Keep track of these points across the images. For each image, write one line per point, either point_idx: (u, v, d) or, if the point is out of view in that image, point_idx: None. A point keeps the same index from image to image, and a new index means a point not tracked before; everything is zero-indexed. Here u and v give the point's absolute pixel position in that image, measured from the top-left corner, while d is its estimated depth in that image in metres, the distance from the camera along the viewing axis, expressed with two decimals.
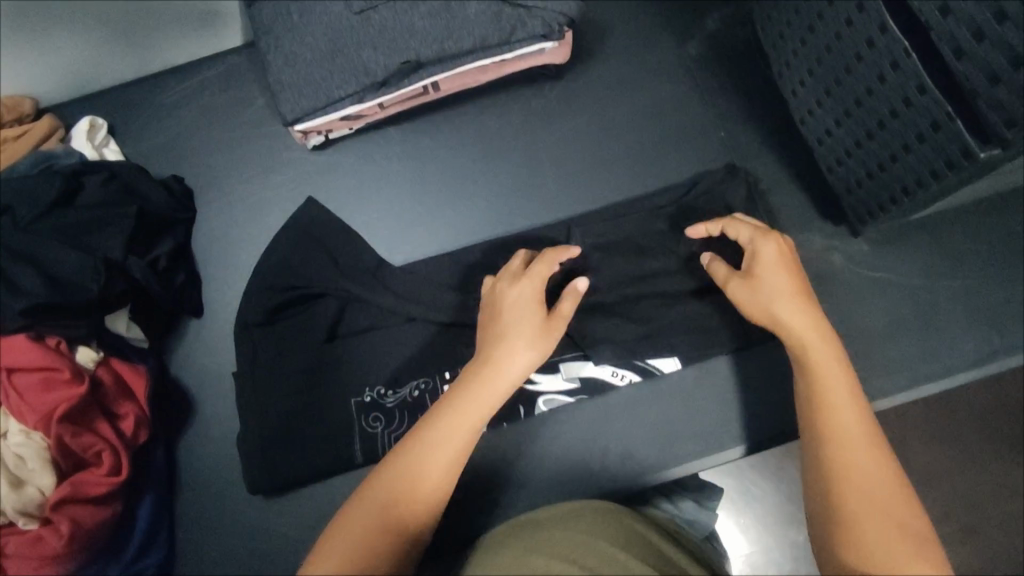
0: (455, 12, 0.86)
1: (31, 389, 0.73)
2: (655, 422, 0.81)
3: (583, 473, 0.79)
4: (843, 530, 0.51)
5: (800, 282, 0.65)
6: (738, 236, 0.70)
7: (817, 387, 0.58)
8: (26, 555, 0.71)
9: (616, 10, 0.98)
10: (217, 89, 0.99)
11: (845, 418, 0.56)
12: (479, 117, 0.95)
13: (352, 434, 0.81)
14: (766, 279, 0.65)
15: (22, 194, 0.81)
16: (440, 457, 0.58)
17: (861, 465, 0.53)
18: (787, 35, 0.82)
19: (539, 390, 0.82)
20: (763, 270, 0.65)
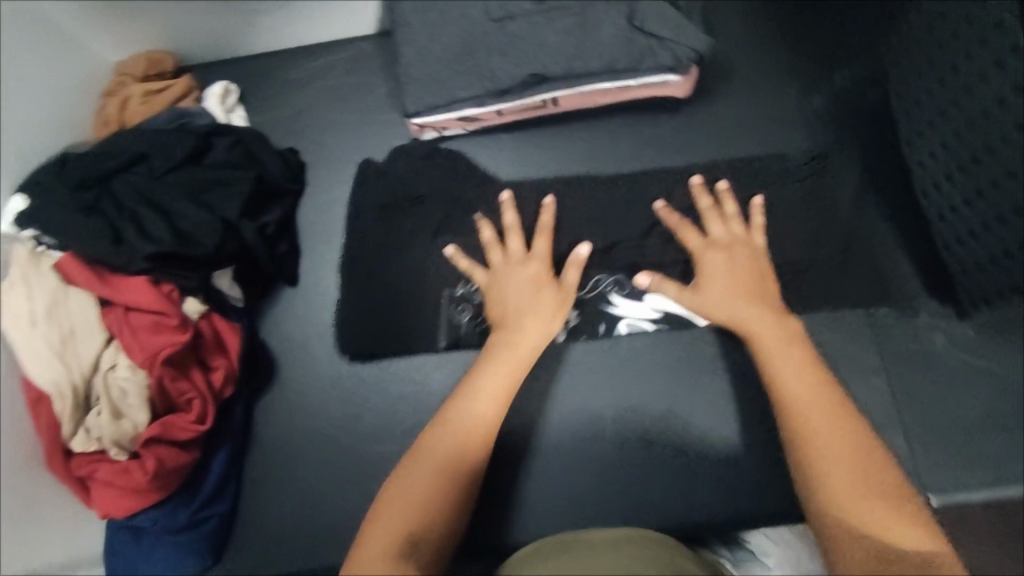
0: (587, 33, 0.87)
1: (142, 330, 0.77)
2: (673, 395, 0.87)
3: (601, 428, 0.87)
4: (812, 476, 0.61)
5: (730, 263, 0.80)
6: (697, 238, 0.83)
7: (777, 378, 0.68)
8: (115, 482, 0.77)
9: (744, 50, 0.97)
10: (344, 72, 1.03)
11: (801, 391, 0.66)
12: (591, 138, 0.97)
13: (440, 321, 0.90)
14: (706, 266, 0.80)
15: (157, 145, 0.86)
16: (488, 403, 0.70)
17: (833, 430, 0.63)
18: (914, 113, 0.86)
19: (619, 314, 0.88)
20: (702, 263, 0.81)
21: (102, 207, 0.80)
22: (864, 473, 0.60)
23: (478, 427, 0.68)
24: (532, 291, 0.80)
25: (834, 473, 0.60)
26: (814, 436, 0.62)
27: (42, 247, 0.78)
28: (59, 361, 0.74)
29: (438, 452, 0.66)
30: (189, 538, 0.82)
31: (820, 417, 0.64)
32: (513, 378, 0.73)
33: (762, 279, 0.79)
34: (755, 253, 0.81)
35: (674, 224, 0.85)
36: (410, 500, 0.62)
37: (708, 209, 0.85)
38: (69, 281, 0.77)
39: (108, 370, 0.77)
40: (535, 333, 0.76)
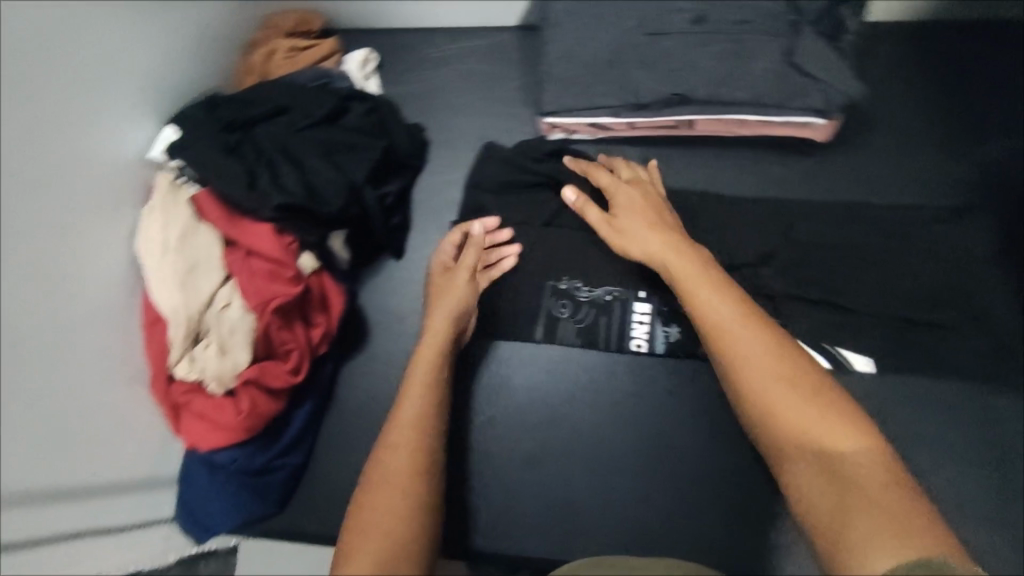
0: (741, 63, 0.86)
1: (259, 275, 0.80)
2: (624, 383, 0.88)
3: (631, 406, 0.87)
4: (760, 411, 0.59)
5: (649, 216, 0.80)
6: (602, 180, 0.86)
7: (721, 333, 0.64)
8: (209, 415, 0.79)
9: (891, 107, 0.95)
10: (481, 59, 1.04)
11: (747, 341, 0.63)
12: (717, 166, 0.95)
13: (539, 314, 0.90)
14: (621, 216, 0.81)
15: (299, 99, 0.88)
16: (414, 403, 0.72)
17: (754, 370, 0.61)
18: None
19: None
20: (619, 210, 0.81)
21: (242, 151, 0.82)
22: (815, 402, 0.58)
23: (414, 434, 0.70)
24: (444, 279, 0.84)
25: (789, 411, 0.58)
26: (758, 383, 0.60)
27: (181, 179, 0.82)
28: (181, 291, 0.76)
29: (396, 476, 0.66)
30: (260, 482, 0.85)
31: (754, 362, 0.61)
32: (436, 369, 0.76)
33: (666, 224, 0.79)
34: (641, 210, 0.81)
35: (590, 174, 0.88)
36: (378, 525, 0.61)
37: (594, 168, 0.88)
38: (201, 216, 0.81)
39: (223, 308, 0.79)
40: (437, 317, 0.81)
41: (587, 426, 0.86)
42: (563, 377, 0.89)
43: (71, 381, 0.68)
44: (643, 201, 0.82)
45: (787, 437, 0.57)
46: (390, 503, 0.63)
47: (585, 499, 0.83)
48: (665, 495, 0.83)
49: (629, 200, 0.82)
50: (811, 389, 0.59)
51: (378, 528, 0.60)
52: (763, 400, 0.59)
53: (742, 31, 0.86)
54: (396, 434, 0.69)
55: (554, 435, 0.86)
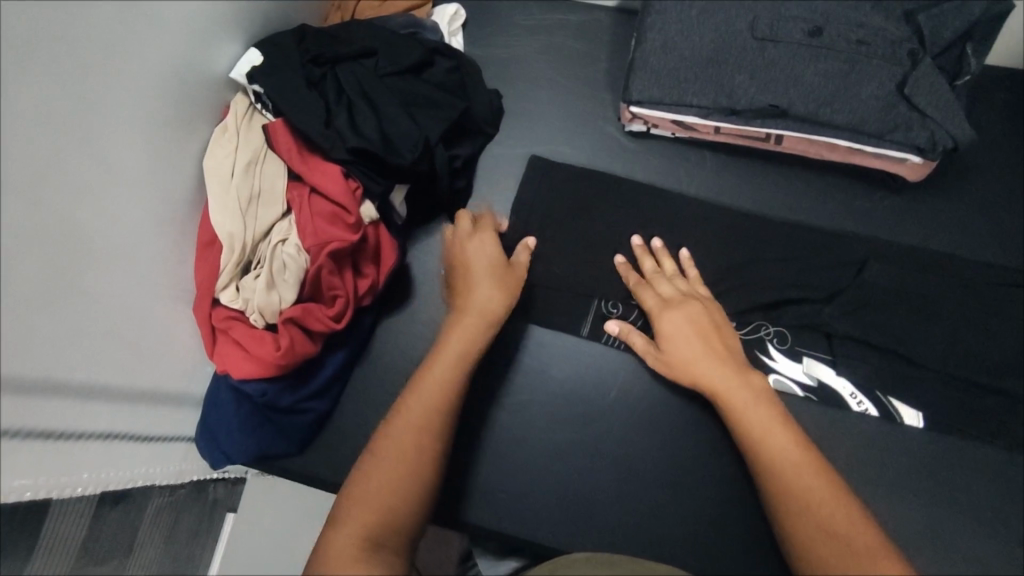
0: (848, 85, 0.81)
1: (319, 215, 0.78)
2: (626, 395, 0.85)
3: (672, 416, 0.83)
4: (804, 551, 0.63)
5: (699, 325, 0.78)
6: (650, 279, 0.83)
7: (747, 430, 0.71)
8: (246, 345, 0.79)
9: (992, 159, 0.90)
10: (572, 35, 1.01)
11: (777, 444, 0.69)
12: (798, 189, 0.91)
13: (587, 309, 0.87)
14: (664, 326, 0.79)
15: (388, 46, 0.86)
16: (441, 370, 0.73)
17: (792, 477, 0.67)
18: None
19: (772, 367, 0.82)
20: (662, 318, 0.79)
21: (324, 88, 0.81)
22: (836, 506, 0.65)
23: (430, 393, 0.71)
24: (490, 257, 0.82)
25: (822, 519, 0.64)
26: (787, 488, 0.66)
27: (257, 105, 0.81)
28: (241, 217, 0.75)
29: (401, 443, 0.67)
30: (285, 421, 0.84)
31: (783, 464, 0.68)
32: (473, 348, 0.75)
33: (718, 334, 0.78)
34: (702, 321, 0.79)
35: (633, 283, 0.84)
36: (376, 491, 0.64)
37: (652, 272, 0.84)
38: (271, 145, 0.79)
39: (278, 242, 0.78)
40: (480, 296, 0.79)
41: (619, 430, 0.83)
42: (605, 375, 0.86)
43: (119, 288, 0.66)
44: (701, 309, 0.80)
45: (808, 545, 0.63)
46: (390, 474, 0.65)
47: (602, 501, 0.81)
48: (684, 511, 0.80)
49: (677, 309, 0.80)
50: (835, 498, 0.65)
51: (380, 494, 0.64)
52: (786, 504, 0.66)
53: (857, 52, 0.82)
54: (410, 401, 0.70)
55: (584, 432, 0.83)
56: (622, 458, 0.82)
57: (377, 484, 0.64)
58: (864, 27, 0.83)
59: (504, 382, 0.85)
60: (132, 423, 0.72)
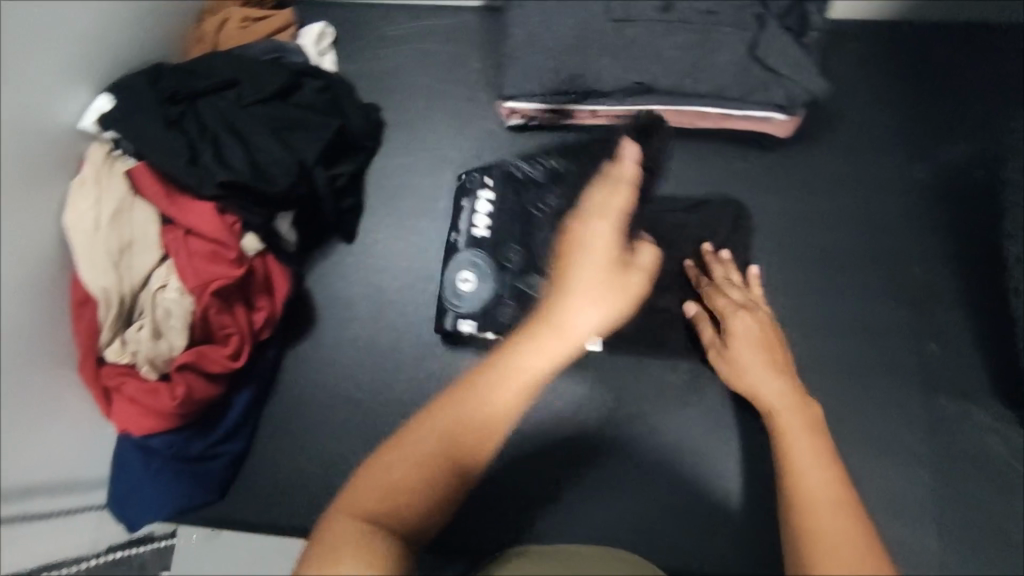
0: (704, 54, 0.84)
1: (198, 255, 0.76)
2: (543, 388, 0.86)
3: (582, 398, 0.87)
4: None
5: (772, 355, 0.74)
6: (726, 298, 0.81)
7: (787, 447, 0.60)
8: (141, 400, 0.76)
9: (855, 101, 0.92)
10: (443, 39, 1.01)
11: (811, 477, 0.55)
12: (679, 160, 0.93)
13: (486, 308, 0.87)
14: (740, 350, 0.76)
15: (250, 73, 0.84)
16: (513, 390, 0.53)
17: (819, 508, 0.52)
18: None
19: None
20: (739, 341, 0.76)
21: (185, 124, 0.78)
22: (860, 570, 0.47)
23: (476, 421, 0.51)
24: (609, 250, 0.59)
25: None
26: (808, 531, 0.51)
27: (117, 151, 0.78)
28: (114, 269, 0.73)
29: (431, 444, 0.50)
30: (199, 469, 0.82)
31: (815, 493, 0.54)
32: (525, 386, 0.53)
33: (783, 354, 0.76)
34: (771, 346, 0.75)
35: (705, 289, 0.84)
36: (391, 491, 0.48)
37: (722, 278, 0.84)
38: (137, 191, 0.77)
39: (158, 289, 0.76)
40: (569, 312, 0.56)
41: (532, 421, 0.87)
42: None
43: None
44: (768, 332, 0.77)
45: None
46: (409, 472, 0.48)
47: None
48: (605, 486, 0.84)
49: (752, 341, 0.76)
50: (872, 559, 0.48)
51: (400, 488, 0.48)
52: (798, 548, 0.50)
53: (708, 22, 0.84)
54: (438, 413, 0.51)
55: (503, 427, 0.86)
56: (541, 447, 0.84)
57: (392, 483, 0.48)
58: None
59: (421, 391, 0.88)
60: (29, 501, 0.68)
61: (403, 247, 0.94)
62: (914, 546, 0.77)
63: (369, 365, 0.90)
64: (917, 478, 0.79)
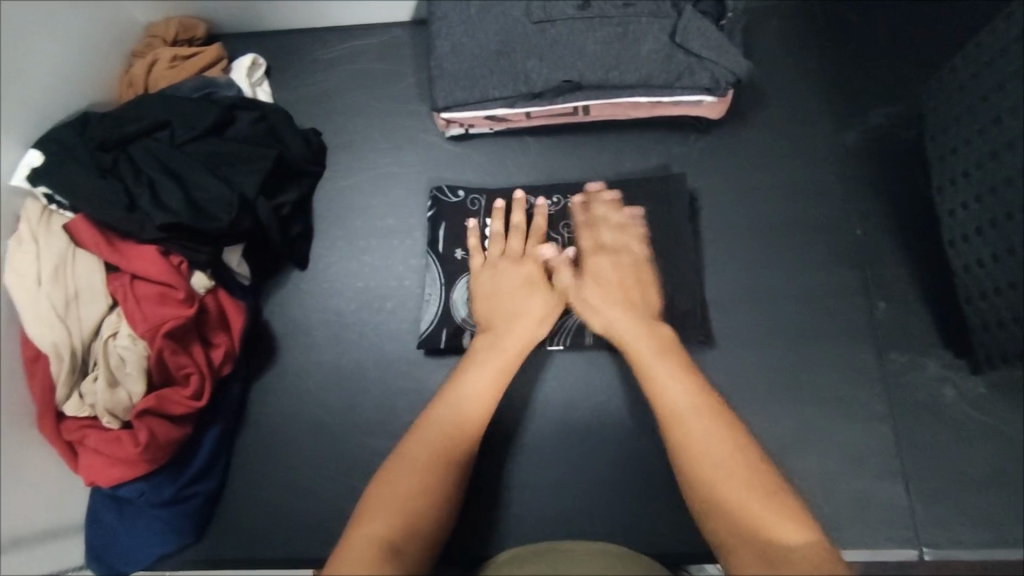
0: (627, 45, 0.86)
1: (146, 300, 0.76)
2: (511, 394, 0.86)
3: (553, 396, 0.86)
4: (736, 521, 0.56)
5: (625, 283, 0.80)
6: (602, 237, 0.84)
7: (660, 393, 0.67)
8: (106, 451, 0.76)
9: (782, 76, 0.94)
10: (376, 58, 1.02)
11: (676, 400, 0.65)
12: (618, 151, 0.94)
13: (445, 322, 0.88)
14: (597, 283, 0.80)
15: (181, 113, 0.84)
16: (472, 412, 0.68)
17: (689, 431, 0.63)
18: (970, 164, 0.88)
19: None
20: (596, 278, 0.81)
21: (119, 171, 0.78)
22: (739, 472, 0.59)
23: (461, 435, 0.65)
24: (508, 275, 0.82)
25: (722, 496, 0.58)
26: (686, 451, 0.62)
27: (53, 206, 0.77)
28: (61, 324, 0.73)
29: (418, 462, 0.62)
30: (172, 512, 0.81)
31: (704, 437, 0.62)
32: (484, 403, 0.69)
33: (641, 290, 0.80)
34: (626, 279, 0.80)
35: (580, 220, 0.86)
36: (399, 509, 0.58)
37: (593, 220, 0.85)
38: (78, 243, 0.77)
39: (109, 338, 0.76)
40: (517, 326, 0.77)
41: (505, 423, 0.85)
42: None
43: None
44: (631, 272, 0.81)
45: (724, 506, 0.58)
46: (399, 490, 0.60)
47: (503, 496, 0.82)
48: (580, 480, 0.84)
49: (609, 276, 0.81)
50: (747, 465, 0.60)
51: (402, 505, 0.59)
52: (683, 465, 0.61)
53: (626, 14, 0.86)
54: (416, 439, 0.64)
55: None
56: (512, 450, 0.84)
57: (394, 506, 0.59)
58: None
59: (384, 407, 0.88)
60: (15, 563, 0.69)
61: (355, 268, 0.94)
62: (881, 500, 0.78)
63: (331, 388, 0.90)
64: (879, 435, 0.81)
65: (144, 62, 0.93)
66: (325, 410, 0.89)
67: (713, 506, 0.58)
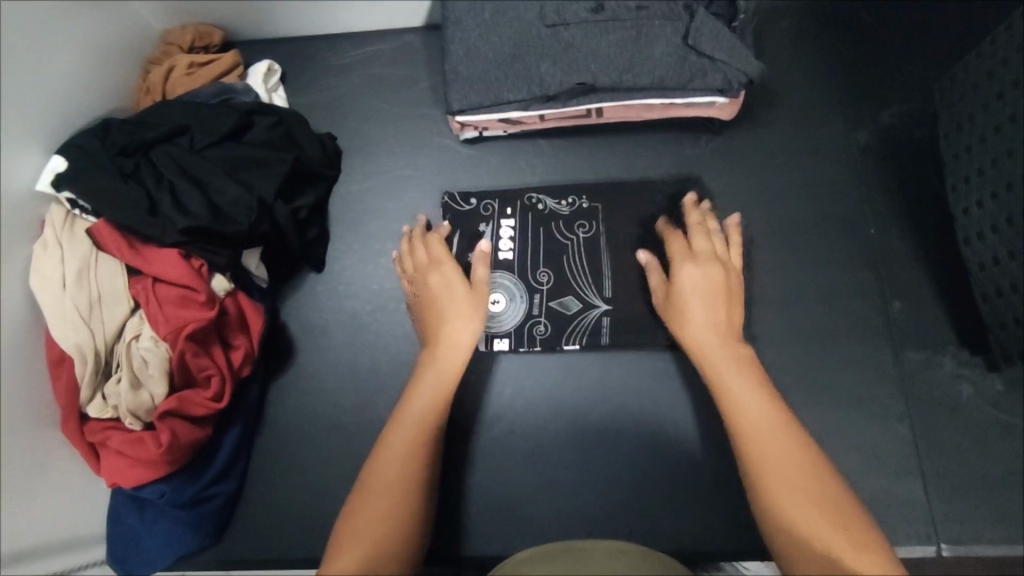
0: (640, 48, 0.86)
1: (168, 302, 0.77)
2: (527, 395, 0.87)
3: (570, 396, 0.87)
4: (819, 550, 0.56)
5: (715, 304, 0.76)
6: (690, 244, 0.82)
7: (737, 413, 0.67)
8: (128, 452, 0.76)
9: (793, 77, 0.95)
10: (389, 63, 1.03)
11: (758, 425, 0.65)
12: (632, 152, 0.95)
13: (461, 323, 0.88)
14: (681, 297, 0.78)
15: (200, 119, 0.85)
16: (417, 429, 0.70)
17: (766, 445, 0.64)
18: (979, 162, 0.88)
19: (526, 350, 0.87)
20: (681, 291, 0.78)
21: (140, 176, 0.79)
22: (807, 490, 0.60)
23: (415, 454, 0.68)
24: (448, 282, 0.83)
25: (801, 532, 0.58)
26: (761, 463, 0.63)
27: (76, 211, 0.79)
28: (85, 326, 0.74)
29: (385, 486, 0.65)
30: (192, 513, 0.82)
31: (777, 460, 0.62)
32: (428, 417, 0.71)
33: (727, 307, 0.77)
34: (713, 297, 0.77)
35: (671, 232, 0.85)
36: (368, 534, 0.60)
37: (698, 223, 0.83)
38: (100, 247, 0.78)
39: (132, 340, 0.77)
40: (452, 330, 0.78)
41: (523, 423, 0.86)
42: (501, 371, 0.87)
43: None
44: (715, 288, 0.77)
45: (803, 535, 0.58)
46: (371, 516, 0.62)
47: (521, 495, 0.83)
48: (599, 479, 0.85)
49: (695, 294, 0.77)
50: (820, 490, 0.60)
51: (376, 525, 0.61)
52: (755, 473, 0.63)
53: (639, 17, 0.87)
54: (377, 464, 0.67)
55: (490, 433, 0.85)
56: (529, 449, 0.84)
57: (367, 533, 0.61)
58: None
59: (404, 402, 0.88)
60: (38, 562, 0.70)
61: (372, 270, 0.95)
62: (899, 498, 0.79)
63: (348, 389, 0.90)
64: (897, 434, 0.81)
65: (163, 67, 0.94)
66: (342, 411, 0.89)
67: (788, 528, 0.59)
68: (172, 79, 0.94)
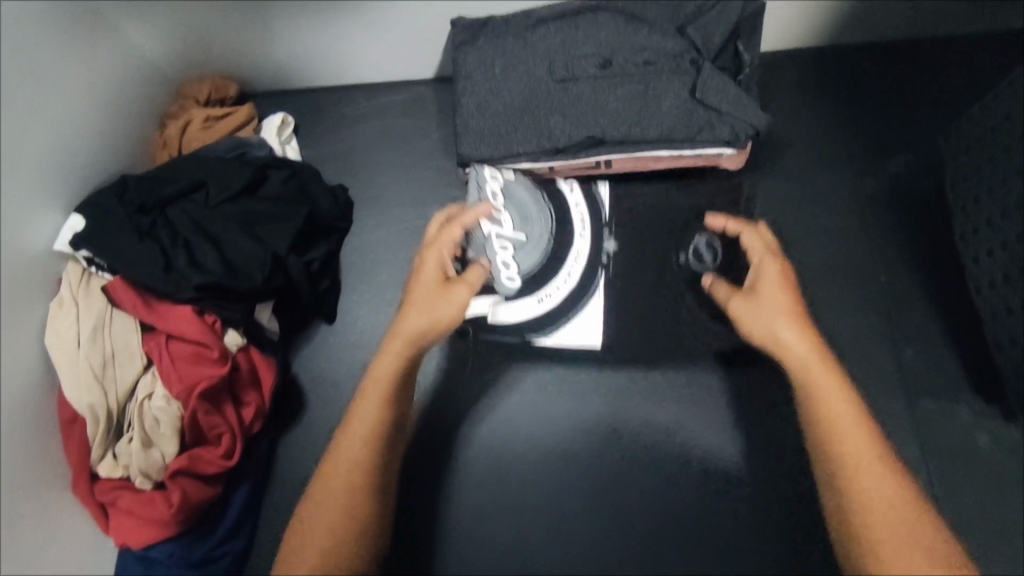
0: (648, 102, 0.87)
1: (182, 359, 0.78)
2: (536, 440, 0.95)
3: (575, 441, 0.94)
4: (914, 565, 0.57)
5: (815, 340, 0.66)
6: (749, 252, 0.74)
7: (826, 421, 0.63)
8: (138, 511, 0.76)
9: (799, 124, 0.96)
10: (401, 115, 1.05)
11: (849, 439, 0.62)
12: (641, 202, 0.96)
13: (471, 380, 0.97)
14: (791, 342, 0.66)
15: (216, 173, 0.86)
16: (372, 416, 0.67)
17: (866, 477, 0.60)
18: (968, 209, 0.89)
19: (529, 397, 0.96)
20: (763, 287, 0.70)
21: (156, 233, 0.80)
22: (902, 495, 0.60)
23: (365, 446, 0.66)
24: (432, 257, 0.75)
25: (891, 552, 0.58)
26: (859, 481, 0.60)
27: (92, 268, 0.79)
28: (99, 385, 0.74)
29: (340, 483, 0.65)
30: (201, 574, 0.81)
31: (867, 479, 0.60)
32: (389, 389, 0.68)
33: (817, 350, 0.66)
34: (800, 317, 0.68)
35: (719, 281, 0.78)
36: (324, 525, 0.64)
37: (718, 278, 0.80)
38: (115, 303, 0.78)
39: (144, 398, 0.77)
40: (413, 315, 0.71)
41: (532, 465, 0.94)
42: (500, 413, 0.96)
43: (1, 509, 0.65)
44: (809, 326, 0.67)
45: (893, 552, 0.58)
46: (329, 516, 0.64)
47: None
48: None
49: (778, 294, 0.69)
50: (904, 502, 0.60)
51: (331, 515, 0.64)
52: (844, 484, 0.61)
53: (646, 72, 0.87)
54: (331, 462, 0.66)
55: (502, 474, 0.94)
56: None
57: (323, 529, 0.63)
58: (646, 48, 0.87)
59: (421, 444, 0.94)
60: None
61: (381, 321, 0.96)
62: None
63: None
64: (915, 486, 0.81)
65: (178, 121, 0.96)
66: None
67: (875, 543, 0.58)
68: (187, 133, 0.95)
